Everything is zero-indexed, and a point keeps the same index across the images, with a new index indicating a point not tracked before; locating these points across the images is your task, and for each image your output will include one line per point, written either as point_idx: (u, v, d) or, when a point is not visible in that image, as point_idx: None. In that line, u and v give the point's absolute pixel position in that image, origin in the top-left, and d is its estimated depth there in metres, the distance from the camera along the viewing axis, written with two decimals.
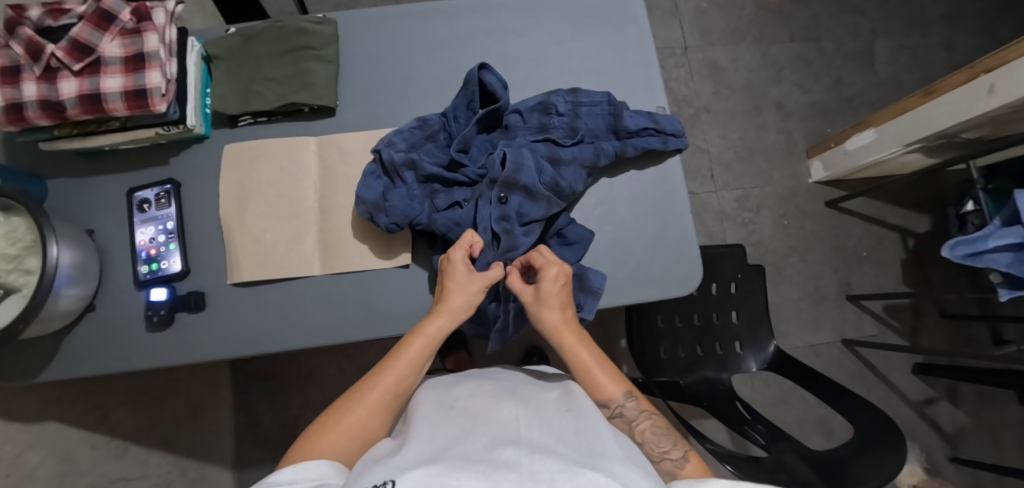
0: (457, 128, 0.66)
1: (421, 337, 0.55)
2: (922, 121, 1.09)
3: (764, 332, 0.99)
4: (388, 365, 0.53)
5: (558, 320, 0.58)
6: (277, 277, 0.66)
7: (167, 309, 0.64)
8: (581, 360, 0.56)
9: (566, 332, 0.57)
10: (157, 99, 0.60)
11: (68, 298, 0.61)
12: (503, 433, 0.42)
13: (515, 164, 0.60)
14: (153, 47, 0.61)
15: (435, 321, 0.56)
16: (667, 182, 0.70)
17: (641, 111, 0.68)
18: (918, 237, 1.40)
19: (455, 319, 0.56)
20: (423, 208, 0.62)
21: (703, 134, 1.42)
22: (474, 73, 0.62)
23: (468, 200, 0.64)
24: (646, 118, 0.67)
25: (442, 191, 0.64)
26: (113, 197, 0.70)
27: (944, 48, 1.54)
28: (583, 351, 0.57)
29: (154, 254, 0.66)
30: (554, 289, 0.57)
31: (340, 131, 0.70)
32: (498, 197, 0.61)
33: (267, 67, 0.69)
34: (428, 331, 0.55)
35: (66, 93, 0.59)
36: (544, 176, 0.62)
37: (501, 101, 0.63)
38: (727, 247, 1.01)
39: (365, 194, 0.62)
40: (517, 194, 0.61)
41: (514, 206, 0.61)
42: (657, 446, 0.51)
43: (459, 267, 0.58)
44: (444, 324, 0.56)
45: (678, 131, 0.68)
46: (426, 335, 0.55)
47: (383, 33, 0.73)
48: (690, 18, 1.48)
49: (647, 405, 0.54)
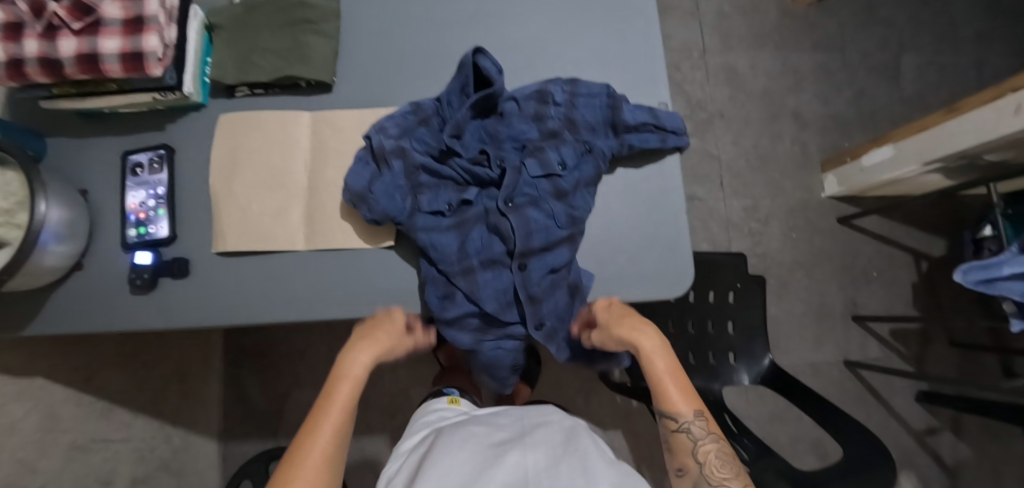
0: (451, 113, 0.64)
1: (346, 379, 0.58)
2: (944, 139, 1.05)
3: (760, 344, 0.95)
4: (324, 408, 0.55)
5: (640, 333, 0.59)
6: (258, 249, 0.65)
7: (151, 273, 0.64)
8: (655, 369, 0.59)
9: (648, 343, 0.59)
10: (153, 63, 0.60)
11: (54, 255, 0.62)
12: (511, 479, 0.47)
13: (525, 227, 0.60)
14: (152, 11, 0.61)
15: (358, 360, 0.59)
16: (665, 182, 0.68)
17: (644, 106, 0.65)
18: (932, 260, 1.36)
19: (376, 354, 0.60)
20: (406, 205, 0.60)
21: (715, 140, 1.39)
22: (469, 58, 0.60)
23: (478, 255, 0.62)
24: (647, 113, 0.64)
25: (428, 188, 0.63)
26: (109, 160, 0.70)
27: (974, 67, 1.49)
28: (657, 361, 0.59)
29: (142, 218, 0.67)
30: (618, 318, 0.61)
31: (335, 107, 0.69)
32: (518, 265, 0.61)
33: (267, 38, 0.68)
34: (351, 373, 0.58)
35: (65, 52, 0.59)
36: (557, 218, 0.62)
37: (495, 87, 0.61)
38: (727, 254, 0.98)
39: (352, 183, 0.60)
40: (535, 258, 0.61)
41: (531, 274, 0.61)
42: (719, 472, 0.54)
43: (383, 336, 0.61)
44: (367, 361, 0.60)
45: (679, 129, 0.65)
46: (349, 377, 0.58)
47: (382, 12, 0.72)
48: (711, 20, 1.45)
49: (716, 430, 0.57)
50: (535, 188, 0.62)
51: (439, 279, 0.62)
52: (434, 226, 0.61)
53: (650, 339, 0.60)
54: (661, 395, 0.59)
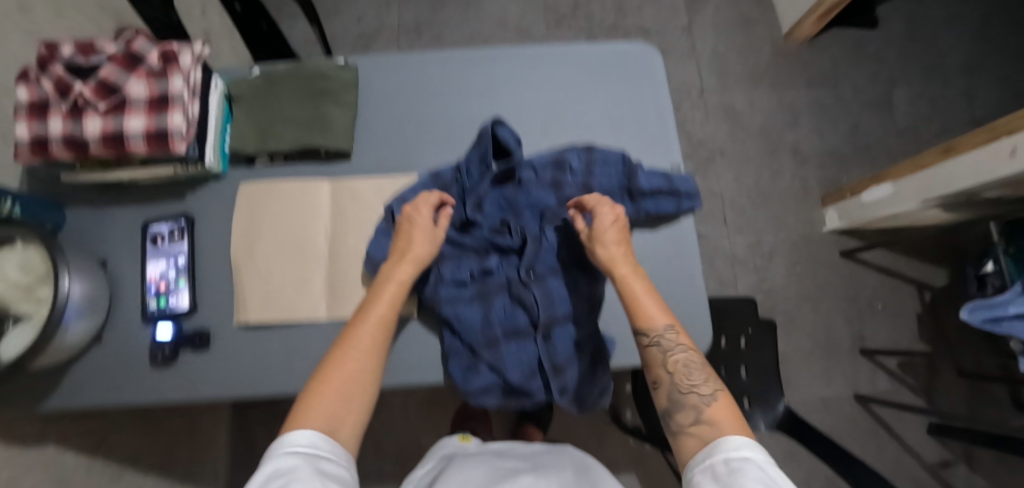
0: (470, 182, 0.66)
1: (390, 285, 0.57)
2: (942, 178, 1.08)
3: (775, 389, 0.96)
4: (362, 318, 0.55)
5: (613, 252, 0.59)
6: (279, 321, 0.65)
7: (171, 348, 0.65)
8: (630, 288, 0.57)
9: (620, 262, 0.58)
10: (177, 141, 0.61)
11: (75, 331, 0.62)
12: None
13: (549, 301, 0.62)
14: (177, 90, 0.62)
15: (400, 269, 0.58)
16: (681, 244, 0.69)
17: (658, 171, 0.68)
18: (935, 290, 1.37)
19: (416, 264, 0.59)
20: (428, 278, 0.63)
21: (717, 177, 1.42)
22: (488, 129, 0.63)
23: (502, 328, 0.63)
24: (661, 179, 0.66)
25: (448, 258, 0.64)
26: (129, 230, 0.71)
27: (964, 99, 1.52)
28: (634, 279, 0.57)
29: (163, 289, 0.67)
30: (614, 232, 0.60)
31: (354, 175, 0.71)
32: (543, 336, 0.62)
33: (287, 108, 0.69)
34: (396, 277, 0.58)
35: (90, 133, 0.60)
36: (577, 292, 0.64)
37: (514, 156, 0.64)
38: (737, 299, 1.01)
39: (374, 253, 0.64)
40: (559, 329, 0.62)
41: (556, 344, 0.62)
42: (688, 380, 0.53)
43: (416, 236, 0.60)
44: (410, 269, 0.58)
45: (693, 192, 0.67)
46: (394, 281, 0.57)
47: (399, 81, 0.74)
48: (707, 60, 1.50)
49: (688, 342, 0.56)
50: (554, 259, 0.64)
51: (462, 351, 0.62)
52: (457, 296, 0.63)
53: (629, 260, 0.59)
54: (634, 312, 0.56)
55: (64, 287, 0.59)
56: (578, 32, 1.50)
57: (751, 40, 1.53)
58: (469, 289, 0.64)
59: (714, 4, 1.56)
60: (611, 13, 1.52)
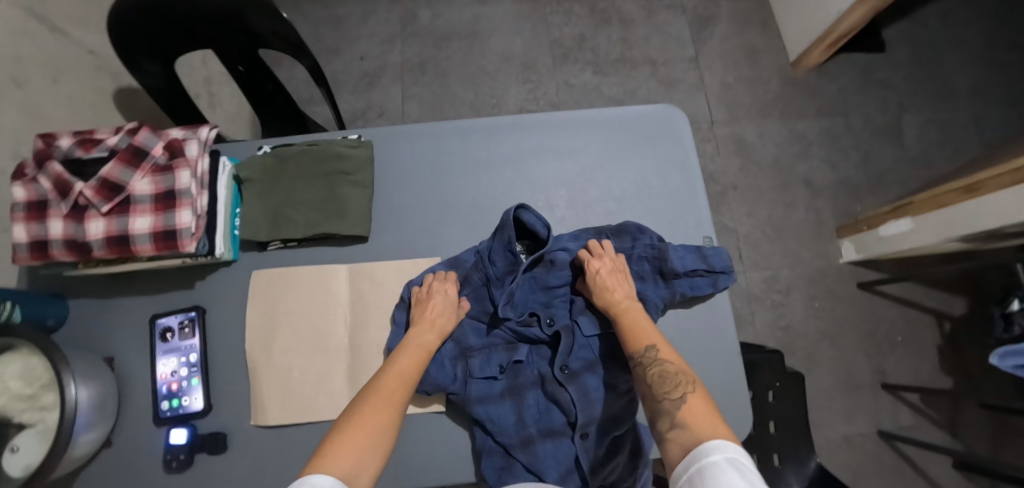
0: (494, 271, 0.64)
1: (415, 348, 0.57)
2: (964, 218, 1.06)
3: (805, 445, 0.94)
4: (383, 376, 0.53)
5: (600, 281, 0.60)
6: (301, 421, 0.61)
7: (187, 452, 0.60)
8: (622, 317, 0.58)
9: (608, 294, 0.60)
10: (187, 239, 0.57)
11: (83, 443, 0.58)
12: None
13: (586, 398, 0.61)
14: (184, 185, 0.58)
15: (425, 334, 0.58)
16: (718, 325, 0.66)
17: (693, 248, 0.65)
18: (954, 320, 1.35)
19: (440, 333, 0.59)
20: (456, 373, 0.62)
21: (730, 213, 1.40)
22: (511, 215, 0.61)
23: (536, 424, 0.62)
24: (696, 258, 0.64)
25: (478, 352, 0.64)
26: (135, 324, 0.66)
27: (973, 122, 1.50)
28: (626, 310, 0.59)
29: (175, 389, 0.63)
30: (608, 274, 0.61)
31: (372, 258, 0.67)
32: (580, 434, 0.60)
33: (300, 192, 0.66)
34: (420, 342, 0.58)
35: (93, 234, 0.56)
36: (613, 385, 0.63)
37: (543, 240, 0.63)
38: (763, 352, 0.97)
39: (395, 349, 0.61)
40: (596, 426, 0.60)
41: (594, 441, 0.60)
42: (661, 387, 0.49)
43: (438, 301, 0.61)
44: (431, 335, 0.59)
45: (728, 269, 0.64)
46: (418, 345, 0.57)
47: (416, 155, 0.71)
48: (715, 92, 1.49)
49: (675, 359, 0.53)
50: (587, 350, 0.65)
51: (496, 451, 0.61)
52: (490, 393, 0.62)
53: (622, 292, 0.60)
54: (626, 337, 0.56)
55: (71, 394, 0.55)
56: (585, 65, 1.48)
57: (758, 70, 1.52)
58: (501, 383, 0.63)
59: (720, 34, 1.55)
60: (618, 46, 1.50)
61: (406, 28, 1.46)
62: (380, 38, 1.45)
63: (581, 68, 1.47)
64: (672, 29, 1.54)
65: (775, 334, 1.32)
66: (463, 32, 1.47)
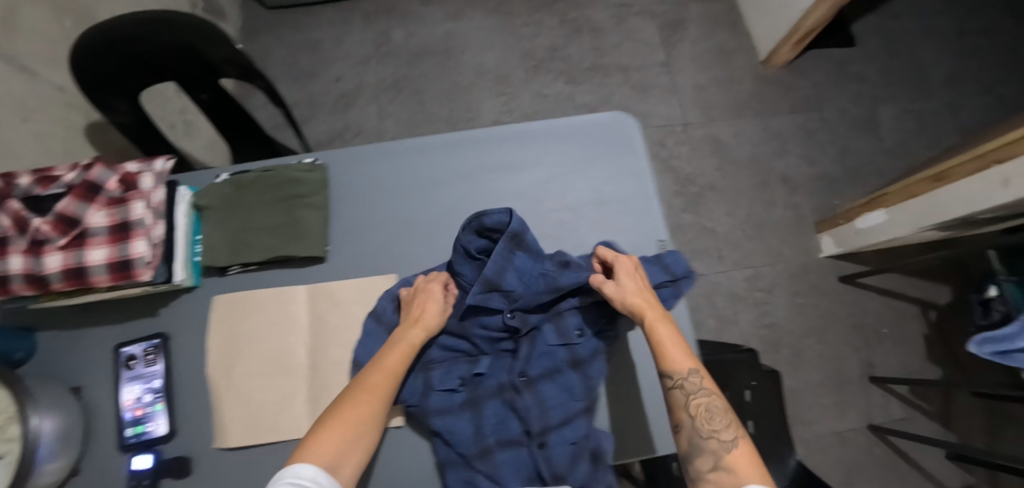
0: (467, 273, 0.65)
1: (403, 344, 0.58)
2: (935, 207, 1.06)
3: (785, 443, 0.93)
4: (374, 369, 0.56)
5: (637, 295, 0.57)
6: (262, 442, 0.62)
7: (150, 478, 0.61)
8: (655, 329, 0.56)
9: (643, 304, 0.57)
10: (142, 268, 0.59)
11: (48, 472, 0.58)
12: None
13: (542, 407, 0.61)
14: (138, 215, 0.60)
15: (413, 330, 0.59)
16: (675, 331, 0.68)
17: (653, 258, 0.66)
18: (941, 309, 1.34)
19: (427, 328, 0.59)
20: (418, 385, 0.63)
21: (709, 213, 1.40)
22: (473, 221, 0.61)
23: (498, 435, 0.62)
24: (655, 267, 0.64)
25: (438, 365, 0.65)
26: (100, 353, 0.67)
27: (949, 111, 1.50)
28: (659, 322, 0.56)
29: (140, 415, 0.64)
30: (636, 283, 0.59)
31: (329, 278, 0.68)
32: (538, 443, 0.60)
33: (258, 216, 0.67)
34: (408, 340, 0.58)
35: (51, 268, 0.58)
36: (574, 393, 0.63)
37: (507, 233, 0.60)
38: (739, 352, 0.98)
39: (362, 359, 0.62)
40: (555, 435, 0.60)
41: (553, 449, 0.60)
42: (708, 424, 0.53)
43: (425, 302, 0.61)
44: (420, 333, 0.59)
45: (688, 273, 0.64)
46: (406, 342, 0.58)
47: (372, 174, 0.72)
48: (689, 94, 1.50)
49: (713, 387, 0.55)
50: (549, 359, 0.64)
51: (458, 462, 0.61)
52: (452, 406, 0.63)
53: (655, 302, 0.58)
54: (661, 354, 0.55)
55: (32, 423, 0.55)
56: (557, 75, 1.49)
57: (731, 71, 1.54)
58: (462, 394, 0.64)
59: (691, 37, 1.56)
60: (590, 54, 1.52)
61: (380, 48, 1.49)
62: (354, 59, 1.48)
63: (554, 78, 1.49)
64: (643, 35, 1.56)
65: (759, 333, 1.32)
66: (437, 49, 1.49)
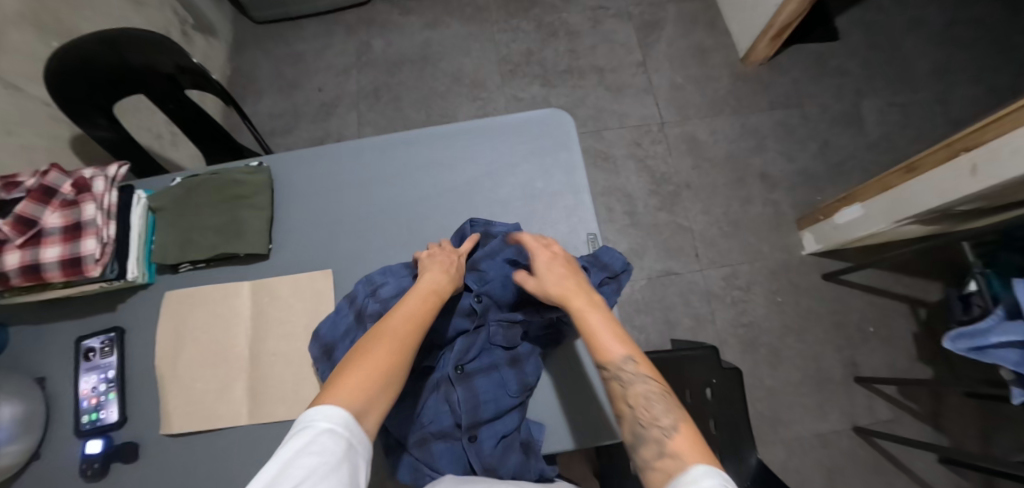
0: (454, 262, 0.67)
1: (425, 291, 0.55)
2: (908, 198, 1.03)
3: (747, 441, 0.91)
4: (391, 315, 0.52)
5: (561, 289, 0.56)
6: (204, 429, 0.65)
7: (101, 462, 0.65)
8: (582, 319, 0.53)
9: (572, 299, 0.54)
10: (91, 265, 0.63)
11: (7, 454, 0.63)
12: None
13: (474, 402, 0.60)
14: (89, 216, 0.64)
15: (430, 278, 0.57)
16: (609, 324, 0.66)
17: (590, 257, 0.66)
18: (930, 306, 1.29)
19: (448, 278, 0.58)
20: None
21: (685, 211, 1.39)
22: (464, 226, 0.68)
23: (436, 427, 0.61)
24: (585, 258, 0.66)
25: None
26: (64, 345, 0.72)
27: (937, 103, 1.46)
28: (586, 311, 0.54)
29: (94, 403, 0.68)
30: (553, 266, 0.58)
31: (273, 273, 0.72)
32: (469, 435, 0.60)
33: (205, 217, 0.71)
34: (427, 287, 0.56)
35: (9, 265, 0.62)
36: (508, 387, 0.61)
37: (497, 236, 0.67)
38: (697, 349, 0.96)
39: (325, 334, 0.63)
40: (486, 428, 0.60)
41: (485, 442, 0.59)
42: (648, 412, 0.48)
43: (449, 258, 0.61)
44: (438, 281, 0.57)
45: (625, 264, 0.65)
46: (425, 289, 0.55)
47: (315, 175, 0.75)
48: (665, 94, 1.51)
49: (653, 372, 0.50)
50: (489, 357, 0.64)
51: (398, 447, 0.62)
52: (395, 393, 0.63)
53: (580, 290, 0.56)
54: (592, 344, 0.51)
55: None
56: (533, 79, 1.52)
57: (708, 69, 1.53)
58: (408, 383, 0.64)
59: (667, 37, 1.57)
60: (565, 58, 1.54)
61: (361, 59, 1.54)
62: (337, 70, 1.53)
63: (529, 81, 1.51)
64: (619, 37, 1.57)
65: (736, 332, 1.30)
66: (415, 58, 1.54)
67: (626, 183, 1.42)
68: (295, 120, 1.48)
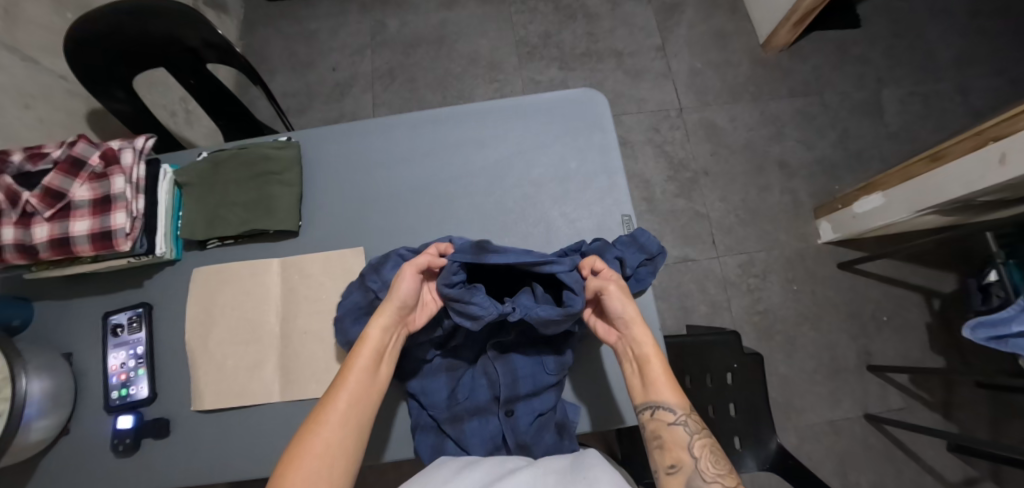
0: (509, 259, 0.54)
1: (367, 345, 0.54)
2: (931, 187, 1.02)
3: (766, 426, 0.91)
4: (339, 385, 0.52)
5: (637, 320, 0.54)
6: (236, 405, 0.65)
7: (133, 438, 0.65)
8: (652, 360, 0.54)
9: (646, 343, 0.54)
10: (121, 239, 0.62)
11: (39, 428, 0.62)
12: None
13: (512, 377, 0.60)
14: (118, 189, 0.63)
15: (377, 326, 0.54)
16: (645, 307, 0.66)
17: (628, 239, 0.64)
18: (944, 297, 1.30)
19: (393, 319, 0.55)
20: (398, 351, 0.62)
21: (702, 198, 1.39)
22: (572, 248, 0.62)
23: (471, 404, 0.62)
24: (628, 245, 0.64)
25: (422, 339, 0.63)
26: (90, 321, 0.71)
27: (958, 93, 1.45)
28: (657, 354, 0.54)
29: (124, 379, 0.68)
30: (628, 290, 0.57)
31: (304, 251, 0.71)
32: (506, 411, 0.61)
33: (233, 192, 0.70)
34: (371, 338, 0.54)
35: (39, 238, 0.62)
36: (545, 366, 0.61)
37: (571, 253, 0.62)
38: (718, 334, 0.95)
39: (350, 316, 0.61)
40: (522, 404, 0.60)
41: (521, 417, 0.60)
42: (713, 466, 0.51)
43: (406, 286, 0.54)
44: (385, 327, 0.55)
45: (657, 249, 0.64)
46: (368, 342, 0.54)
47: (344, 152, 0.74)
48: (684, 79, 1.49)
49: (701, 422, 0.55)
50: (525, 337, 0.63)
51: (430, 426, 0.62)
52: (426, 368, 0.62)
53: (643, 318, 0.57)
54: (658, 385, 0.54)
55: (22, 385, 0.58)
56: (551, 61, 1.49)
57: (728, 55, 1.51)
58: (438, 359, 0.63)
59: (687, 21, 1.54)
60: (583, 40, 1.52)
61: (375, 38, 1.52)
62: (351, 49, 1.51)
63: (547, 64, 1.49)
64: (638, 20, 1.54)
65: (751, 319, 1.30)
66: (431, 39, 1.51)
67: (644, 169, 1.41)
68: (310, 100, 1.46)
